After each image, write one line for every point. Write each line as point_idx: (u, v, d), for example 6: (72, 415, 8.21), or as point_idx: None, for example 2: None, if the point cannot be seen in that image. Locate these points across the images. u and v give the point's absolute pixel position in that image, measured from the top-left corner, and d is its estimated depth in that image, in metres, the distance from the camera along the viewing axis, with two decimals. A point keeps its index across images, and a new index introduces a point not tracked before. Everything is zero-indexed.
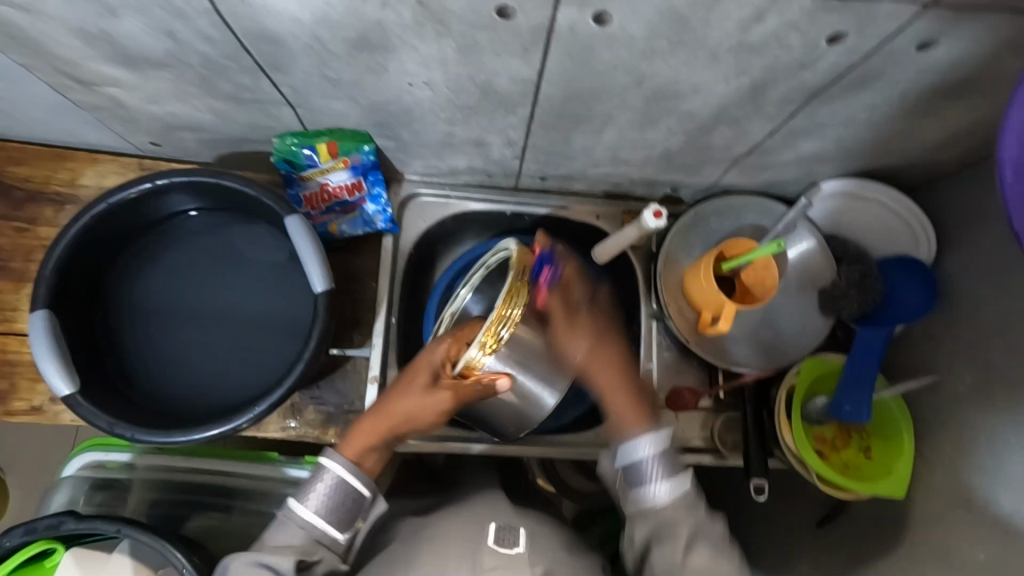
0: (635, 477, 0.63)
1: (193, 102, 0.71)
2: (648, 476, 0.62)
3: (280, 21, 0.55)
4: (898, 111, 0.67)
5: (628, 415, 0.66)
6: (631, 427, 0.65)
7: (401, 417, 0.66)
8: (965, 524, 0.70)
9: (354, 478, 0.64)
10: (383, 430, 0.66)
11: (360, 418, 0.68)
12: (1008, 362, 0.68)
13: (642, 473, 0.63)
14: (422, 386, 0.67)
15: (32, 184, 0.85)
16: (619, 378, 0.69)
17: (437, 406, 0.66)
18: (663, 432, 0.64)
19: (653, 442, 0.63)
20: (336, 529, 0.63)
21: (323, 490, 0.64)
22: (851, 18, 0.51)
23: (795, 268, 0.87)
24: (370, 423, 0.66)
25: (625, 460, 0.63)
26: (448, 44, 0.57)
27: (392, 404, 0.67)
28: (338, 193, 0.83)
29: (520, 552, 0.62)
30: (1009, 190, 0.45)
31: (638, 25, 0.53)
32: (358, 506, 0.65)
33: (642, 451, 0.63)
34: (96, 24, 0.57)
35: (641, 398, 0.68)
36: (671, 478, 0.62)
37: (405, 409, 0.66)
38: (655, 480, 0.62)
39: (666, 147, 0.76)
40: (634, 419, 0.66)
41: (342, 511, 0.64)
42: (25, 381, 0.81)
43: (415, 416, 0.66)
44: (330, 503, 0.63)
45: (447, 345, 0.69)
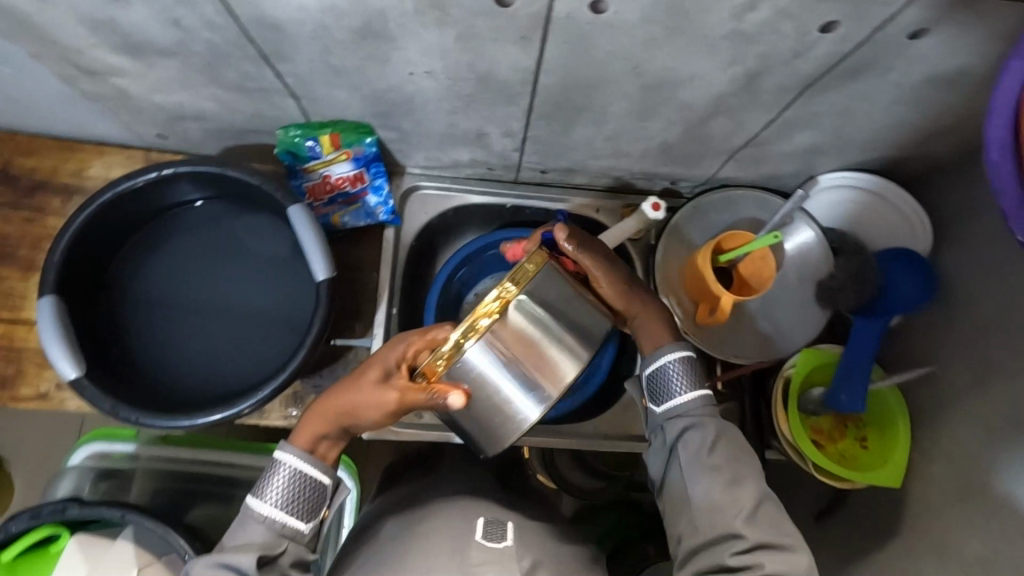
0: (660, 388, 0.68)
1: (198, 92, 0.72)
2: (673, 385, 0.67)
3: (284, 8, 0.56)
4: (892, 102, 0.68)
5: (661, 334, 0.70)
6: (660, 342, 0.69)
7: (351, 411, 0.64)
8: (962, 512, 0.70)
9: (310, 467, 0.64)
10: (336, 421, 0.64)
11: (315, 405, 0.66)
12: (1004, 350, 0.69)
13: (667, 384, 0.67)
14: (373, 382, 0.63)
15: (40, 175, 0.86)
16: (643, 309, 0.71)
17: (384, 406, 0.62)
18: (688, 347, 0.68)
19: (676, 352, 0.68)
20: (298, 520, 0.63)
21: (280, 483, 0.63)
22: (843, 7, 0.52)
23: (794, 260, 0.89)
24: (323, 413, 0.65)
25: (652, 369, 0.68)
26: (448, 32, 0.58)
27: (344, 397, 0.64)
28: (342, 184, 0.84)
29: (508, 545, 0.64)
30: (997, 170, 0.46)
31: (634, 13, 0.54)
32: (320, 495, 0.64)
33: (668, 360, 0.67)
34: (104, 12, 0.58)
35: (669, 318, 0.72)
36: (697, 387, 0.67)
37: (353, 403, 0.63)
38: (680, 390, 0.66)
39: (664, 138, 0.77)
40: (666, 336, 0.70)
41: (304, 502, 0.63)
42: (32, 367, 0.82)
43: (364, 412, 0.63)
44: (289, 496, 0.62)
45: (410, 343, 0.62)
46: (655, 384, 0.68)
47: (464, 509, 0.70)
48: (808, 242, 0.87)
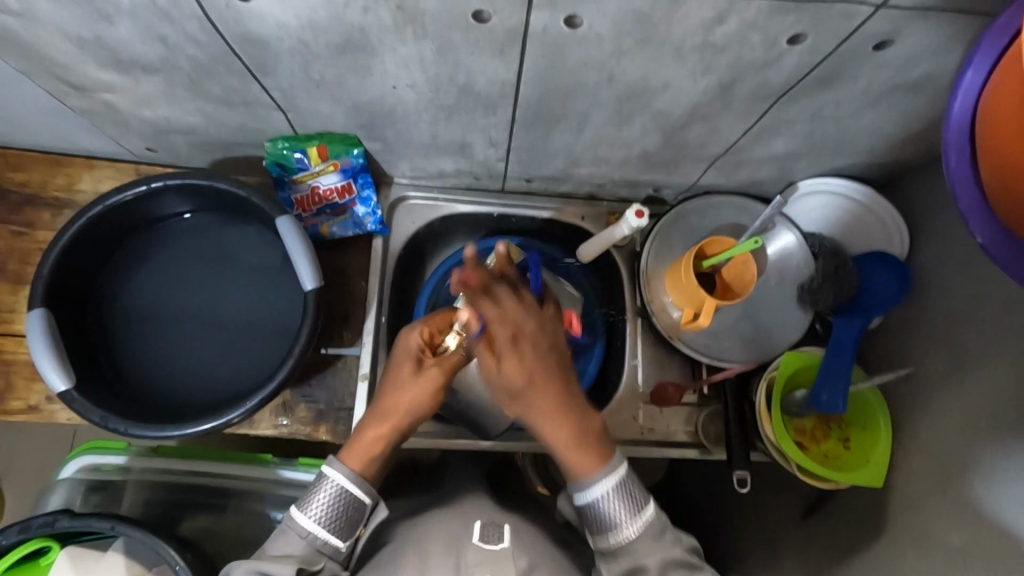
0: (597, 522, 0.64)
1: (184, 106, 0.74)
2: (612, 517, 0.64)
3: (266, 25, 0.57)
4: (863, 108, 0.70)
5: (579, 459, 0.64)
6: (584, 471, 0.64)
7: (402, 412, 0.68)
8: (941, 508, 0.72)
9: (355, 486, 0.65)
10: (388, 430, 0.67)
11: (357, 428, 0.68)
12: (980, 349, 0.70)
13: (607, 521, 0.64)
14: (408, 376, 0.68)
15: (29, 189, 0.87)
16: (555, 421, 0.63)
17: (427, 388, 0.68)
18: (614, 475, 0.64)
19: (607, 483, 0.63)
20: (338, 537, 0.64)
21: (325, 499, 0.64)
22: (808, 19, 0.54)
23: (775, 264, 0.91)
24: (371, 432, 0.67)
25: (583, 503, 0.64)
26: (427, 45, 0.59)
27: (390, 405, 0.68)
28: (329, 196, 0.86)
29: (505, 547, 0.63)
30: (954, 173, 0.48)
31: (607, 26, 0.56)
32: (359, 513, 0.66)
33: (595, 494, 0.63)
34: (90, 29, 0.59)
35: (586, 434, 0.64)
36: (638, 513, 0.64)
37: (404, 403, 0.68)
38: (622, 522, 0.63)
39: (643, 146, 0.79)
40: (583, 463, 0.64)
41: (344, 519, 0.65)
42: (21, 380, 0.83)
43: (414, 408, 0.68)
44: (331, 512, 0.64)
45: (420, 330, 0.71)
46: (593, 518, 0.65)
47: (463, 511, 0.71)
48: (788, 245, 0.90)
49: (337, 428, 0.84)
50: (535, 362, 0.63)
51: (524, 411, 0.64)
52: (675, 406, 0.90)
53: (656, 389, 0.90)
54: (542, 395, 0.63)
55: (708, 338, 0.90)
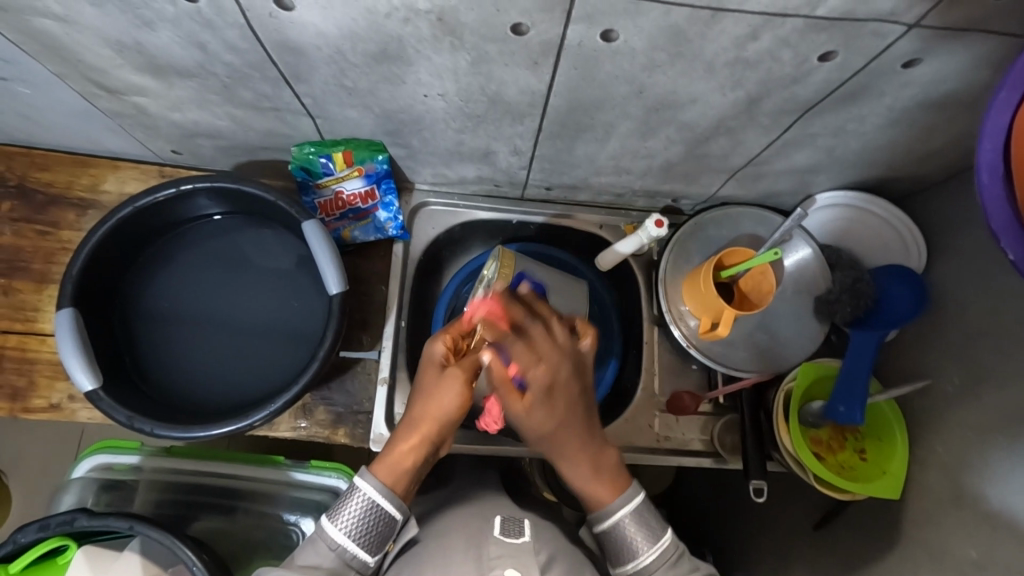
0: (617, 550, 0.69)
1: (214, 110, 0.74)
2: (630, 545, 0.68)
3: (306, 33, 0.58)
4: (885, 124, 0.71)
5: (598, 490, 0.70)
6: (601, 499, 0.70)
7: (432, 417, 0.68)
8: (958, 522, 0.72)
9: (386, 501, 0.65)
10: (421, 439, 0.68)
11: (391, 442, 0.68)
12: (998, 366, 0.71)
13: (625, 546, 0.68)
14: (436, 381, 0.69)
15: (54, 189, 0.88)
16: (584, 460, 0.69)
17: (455, 390, 0.68)
18: (631, 502, 0.69)
19: (623, 510, 0.69)
20: (365, 552, 0.64)
21: (355, 512, 0.64)
22: (839, 37, 0.55)
23: (792, 275, 0.91)
24: (406, 443, 0.67)
25: (602, 528, 0.69)
26: (462, 56, 0.60)
27: (420, 414, 0.68)
28: (353, 201, 0.87)
29: (525, 541, 0.64)
30: (986, 191, 0.48)
31: (640, 40, 0.56)
32: (389, 529, 0.66)
33: (616, 519, 0.69)
34: (131, 35, 0.60)
35: (611, 471, 0.71)
36: (654, 540, 0.68)
37: (437, 408, 0.68)
38: (640, 549, 0.68)
39: (666, 157, 0.79)
40: (602, 493, 0.70)
41: (374, 535, 0.65)
42: (43, 378, 0.83)
43: (443, 410, 0.68)
44: (360, 526, 0.64)
45: (443, 337, 0.71)
46: (611, 542, 0.69)
47: (481, 507, 0.71)
48: (805, 257, 0.91)
49: (356, 431, 0.85)
50: (567, 412, 0.66)
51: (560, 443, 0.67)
52: (690, 414, 0.91)
53: (672, 397, 0.91)
54: (569, 442, 0.68)
55: (724, 348, 0.91)
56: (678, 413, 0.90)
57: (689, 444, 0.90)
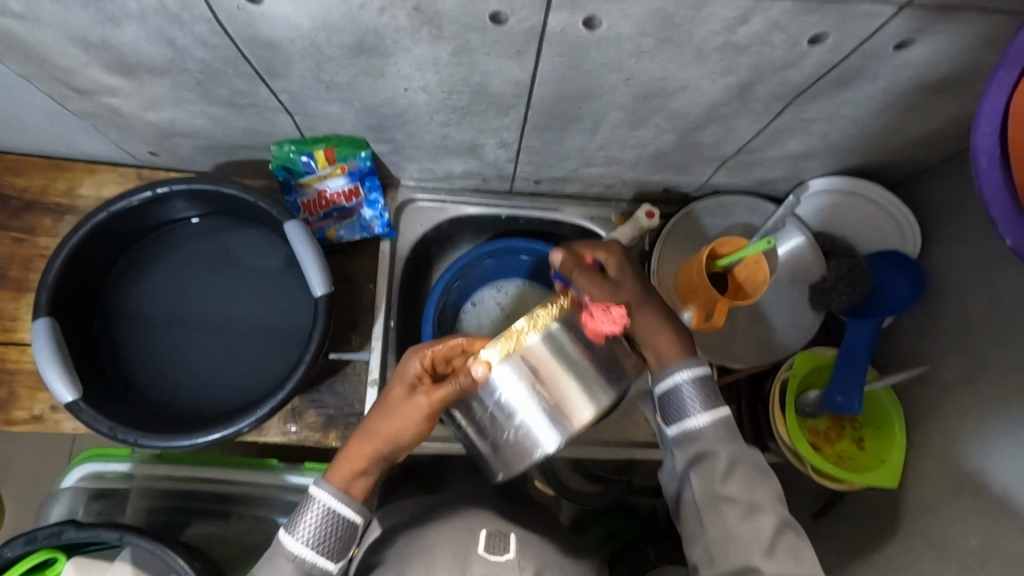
0: (674, 410, 0.67)
1: (189, 108, 0.72)
2: (686, 406, 0.66)
3: (279, 27, 0.56)
4: (879, 107, 0.69)
5: (670, 350, 0.68)
6: (671, 357, 0.68)
7: (388, 435, 0.64)
8: (957, 510, 0.71)
9: (343, 506, 0.64)
10: (371, 453, 0.64)
11: (346, 443, 0.66)
12: (996, 351, 0.70)
13: (681, 404, 0.66)
14: (399, 399, 0.64)
15: (29, 195, 0.85)
16: (653, 318, 0.70)
17: (415, 413, 0.63)
18: (699, 368, 0.67)
19: (689, 372, 0.66)
20: (329, 559, 0.63)
21: (312, 521, 0.63)
22: (831, 19, 0.54)
23: (785, 262, 0.88)
24: (358, 452, 0.65)
25: (663, 388, 0.67)
26: (443, 47, 0.58)
27: (376, 427, 0.65)
28: (336, 199, 0.85)
29: (510, 557, 0.63)
30: (985, 175, 0.47)
31: (626, 26, 0.55)
32: (350, 534, 0.65)
33: (678, 377, 0.66)
34: (98, 32, 0.58)
35: (684, 337, 0.70)
36: (711, 408, 0.66)
37: (394, 428, 0.64)
38: (695, 410, 0.66)
39: (656, 146, 0.78)
40: (677, 350, 0.68)
41: (335, 542, 0.64)
42: (24, 390, 0.81)
43: (399, 429, 0.64)
44: (320, 535, 0.63)
45: (421, 354, 0.64)
46: (666, 403, 0.67)
47: (470, 519, 0.70)
48: (798, 246, 0.87)
49: (347, 433, 0.83)
50: (642, 286, 0.72)
51: (637, 325, 0.70)
52: None
53: None
54: (654, 326, 0.69)
55: (719, 340, 0.90)
56: None
57: None
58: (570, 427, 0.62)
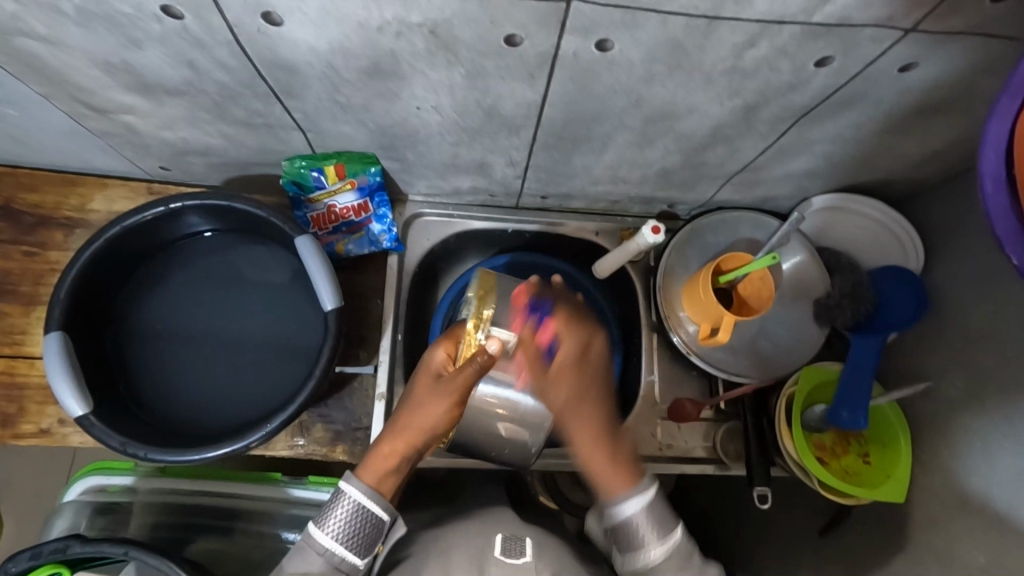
0: (627, 539, 0.66)
1: (203, 127, 0.73)
2: (641, 536, 0.66)
3: (297, 50, 0.57)
4: (883, 128, 0.70)
5: (612, 478, 0.67)
6: (614, 491, 0.67)
7: (418, 427, 0.68)
8: (964, 526, 0.72)
9: (374, 505, 0.66)
10: (402, 449, 0.68)
11: (375, 444, 0.69)
12: (1001, 370, 0.71)
13: (635, 535, 0.66)
14: (426, 393, 0.69)
15: (41, 209, 0.86)
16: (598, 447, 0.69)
17: (443, 402, 0.68)
18: (646, 495, 0.66)
19: (634, 505, 0.66)
20: (355, 555, 0.65)
21: (342, 516, 0.65)
22: (838, 44, 0.55)
23: (789, 279, 0.90)
24: (391, 448, 0.68)
25: (614, 522, 0.66)
26: (457, 70, 0.59)
27: (405, 420, 0.69)
28: (346, 214, 0.86)
29: (527, 561, 0.62)
30: (991, 201, 0.47)
31: (637, 50, 0.56)
32: (377, 532, 0.66)
33: (625, 512, 0.66)
34: (118, 54, 0.59)
35: (620, 456, 0.69)
36: (665, 538, 0.66)
37: (424, 418, 0.68)
38: (650, 542, 0.65)
39: (663, 164, 0.79)
40: (616, 481, 0.67)
41: (362, 538, 0.65)
42: (33, 404, 0.81)
43: (429, 422, 0.68)
44: (348, 530, 0.65)
45: (443, 346, 0.71)
46: (622, 536, 0.67)
47: (484, 524, 0.69)
48: (802, 263, 0.89)
49: (354, 448, 0.83)
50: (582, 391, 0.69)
51: (569, 424, 0.70)
52: (692, 421, 0.90)
53: (674, 405, 0.90)
54: (582, 431, 0.69)
55: (725, 356, 0.91)
56: (680, 420, 0.90)
57: (691, 451, 0.90)
58: (650, 498, 0.66)
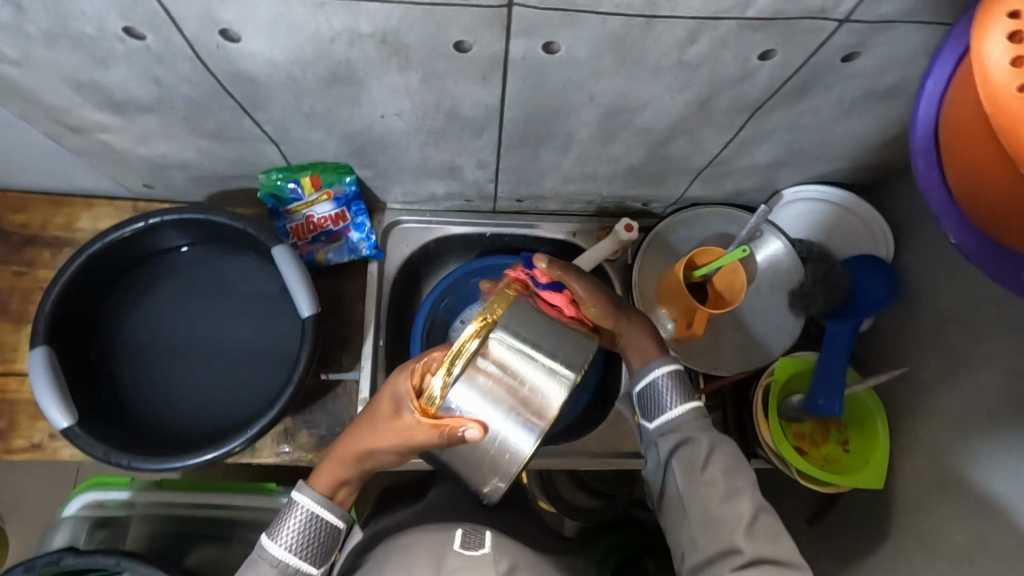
0: (652, 403, 0.70)
1: (178, 142, 0.75)
2: (663, 400, 0.69)
3: (256, 62, 0.59)
4: (839, 115, 0.71)
5: (648, 348, 0.72)
6: (651, 355, 0.72)
7: (365, 450, 0.65)
8: (944, 506, 0.72)
9: (326, 512, 0.67)
10: (350, 464, 0.67)
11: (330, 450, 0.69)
12: (970, 348, 0.71)
13: (658, 398, 0.69)
14: (379, 422, 0.63)
15: (30, 230, 0.89)
16: (635, 325, 0.73)
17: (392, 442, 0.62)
18: (673, 363, 0.70)
19: (665, 367, 0.70)
20: (311, 564, 0.66)
21: (296, 526, 0.66)
22: (777, 36, 0.56)
23: (766, 269, 0.92)
24: (338, 460, 0.67)
25: (643, 388, 0.70)
26: (413, 75, 0.61)
27: (357, 440, 0.65)
28: (324, 223, 0.88)
29: (486, 552, 0.63)
30: (923, 177, 0.49)
31: (583, 48, 0.57)
32: (332, 539, 0.68)
33: (656, 375, 0.69)
34: (89, 74, 0.62)
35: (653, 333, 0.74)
36: (685, 399, 0.69)
37: (371, 447, 0.64)
38: (672, 401, 0.69)
39: (629, 161, 0.80)
40: (653, 349, 0.72)
41: (318, 547, 0.67)
42: (24, 419, 0.83)
43: (370, 451, 0.64)
44: (302, 540, 0.66)
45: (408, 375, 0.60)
46: (646, 401, 0.70)
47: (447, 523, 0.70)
48: (777, 252, 0.91)
49: None
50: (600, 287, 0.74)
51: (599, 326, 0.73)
52: None
53: None
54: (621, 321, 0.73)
55: (704, 349, 0.92)
56: None
57: None
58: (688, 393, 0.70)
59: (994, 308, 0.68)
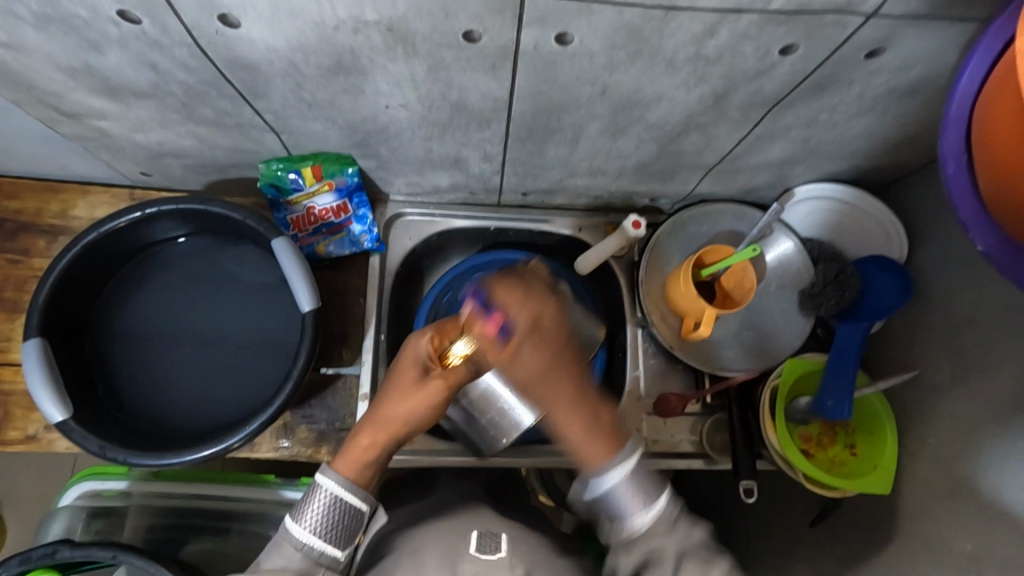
0: (613, 511, 0.62)
1: (175, 129, 0.73)
2: (625, 505, 0.61)
3: (256, 49, 0.57)
4: (856, 113, 0.69)
5: (591, 447, 0.63)
6: (591, 457, 0.62)
7: (397, 418, 0.69)
8: (952, 513, 0.71)
9: (352, 494, 0.65)
10: (383, 439, 0.68)
11: (353, 436, 0.69)
12: (984, 354, 0.70)
13: (618, 506, 0.61)
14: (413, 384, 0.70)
15: (23, 217, 0.87)
16: (576, 406, 0.64)
17: (430, 397, 0.69)
18: (626, 462, 0.61)
19: (616, 473, 0.61)
20: (335, 547, 0.63)
21: (319, 508, 0.63)
22: (799, 30, 0.54)
23: (775, 269, 0.90)
24: (368, 440, 0.68)
25: (595, 495, 0.62)
26: (418, 64, 0.59)
27: (387, 411, 0.69)
28: (325, 215, 0.86)
29: (502, 556, 0.62)
30: (953, 180, 0.49)
31: (596, 39, 0.55)
32: (356, 522, 0.65)
33: (610, 482, 0.61)
34: (83, 58, 0.59)
35: (600, 424, 0.64)
36: (648, 503, 0.61)
37: (402, 413, 0.69)
38: (633, 512, 0.61)
39: (638, 156, 0.78)
40: (596, 451, 0.62)
41: (342, 529, 0.64)
42: (18, 410, 0.82)
43: (410, 417, 0.69)
44: (326, 522, 0.63)
45: (429, 337, 0.72)
46: (604, 506, 0.62)
47: (460, 521, 0.69)
48: (787, 251, 0.89)
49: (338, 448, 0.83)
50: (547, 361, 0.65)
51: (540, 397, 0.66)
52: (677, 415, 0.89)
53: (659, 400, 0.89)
54: (552, 390, 0.65)
55: (709, 349, 0.90)
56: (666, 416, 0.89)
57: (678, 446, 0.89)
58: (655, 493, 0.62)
59: (1010, 312, 0.67)
